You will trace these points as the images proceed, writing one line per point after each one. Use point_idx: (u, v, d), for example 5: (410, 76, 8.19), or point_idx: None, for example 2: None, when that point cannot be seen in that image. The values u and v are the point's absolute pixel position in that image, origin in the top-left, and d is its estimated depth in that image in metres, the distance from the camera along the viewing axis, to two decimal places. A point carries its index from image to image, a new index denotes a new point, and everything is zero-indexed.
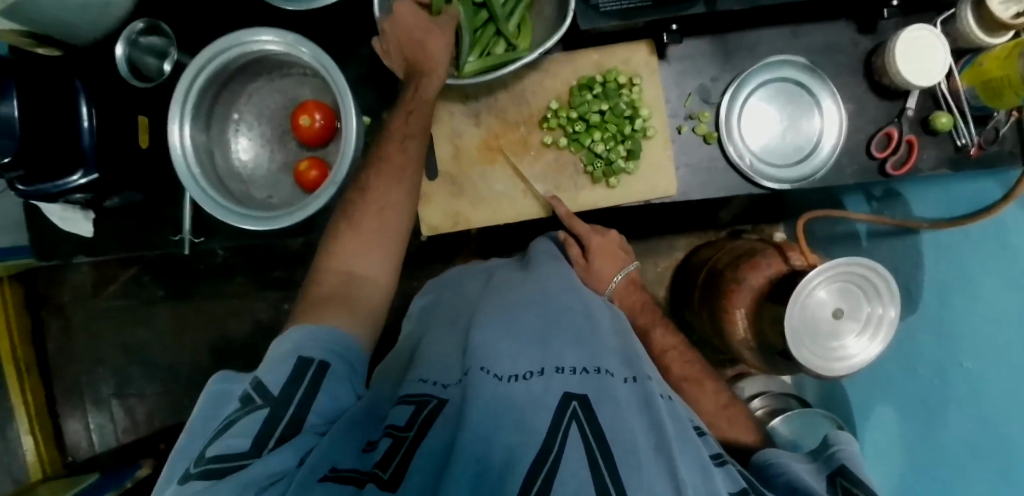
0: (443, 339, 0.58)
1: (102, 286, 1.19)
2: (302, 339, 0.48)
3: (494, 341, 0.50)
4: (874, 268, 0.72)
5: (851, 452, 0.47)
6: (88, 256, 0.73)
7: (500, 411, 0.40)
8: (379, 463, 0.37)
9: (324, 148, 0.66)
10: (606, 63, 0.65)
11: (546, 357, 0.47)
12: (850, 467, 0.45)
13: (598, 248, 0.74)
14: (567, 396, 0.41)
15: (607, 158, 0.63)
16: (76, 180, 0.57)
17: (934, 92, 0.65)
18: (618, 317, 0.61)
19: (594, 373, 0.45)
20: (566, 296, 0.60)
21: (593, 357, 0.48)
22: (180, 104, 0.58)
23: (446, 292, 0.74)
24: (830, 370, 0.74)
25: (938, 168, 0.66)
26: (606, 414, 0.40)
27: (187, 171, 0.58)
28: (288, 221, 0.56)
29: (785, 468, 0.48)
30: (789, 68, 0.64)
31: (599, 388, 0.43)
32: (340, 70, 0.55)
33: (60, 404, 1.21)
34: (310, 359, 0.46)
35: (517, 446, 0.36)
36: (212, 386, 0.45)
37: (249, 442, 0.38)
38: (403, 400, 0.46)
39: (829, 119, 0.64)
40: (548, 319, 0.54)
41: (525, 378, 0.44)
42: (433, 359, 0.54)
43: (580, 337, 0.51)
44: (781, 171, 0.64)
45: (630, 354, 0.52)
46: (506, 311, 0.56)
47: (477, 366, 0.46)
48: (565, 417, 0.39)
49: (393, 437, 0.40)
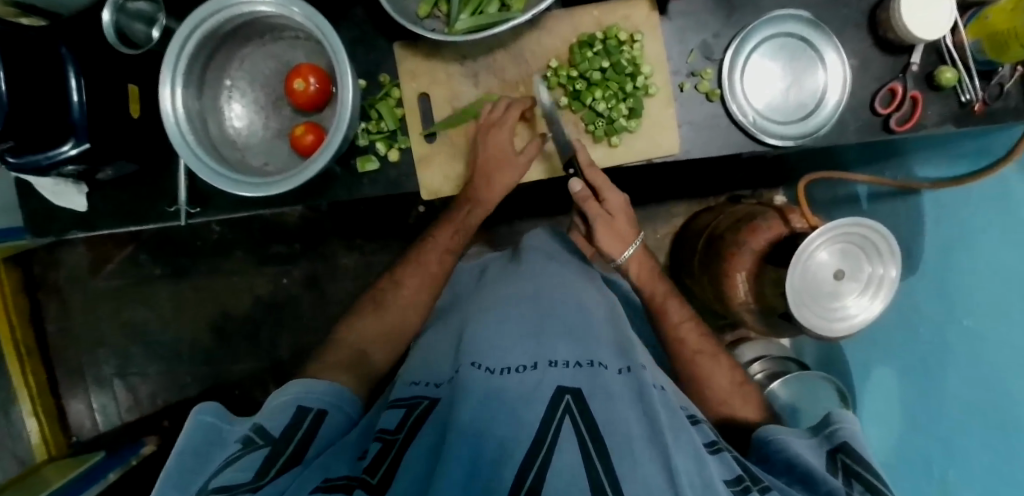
0: (437, 345, 0.59)
1: (100, 267, 1.19)
2: (300, 391, 0.52)
3: (487, 339, 0.51)
4: (872, 228, 0.72)
5: (850, 429, 0.49)
6: (84, 231, 0.72)
7: (492, 406, 0.40)
8: (368, 469, 0.38)
9: (320, 113, 0.65)
10: (606, 21, 0.63)
11: (539, 351, 0.48)
12: (851, 444, 0.47)
13: (614, 211, 0.65)
14: (561, 390, 0.42)
15: (608, 118, 0.62)
16: (66, 150, 0.56)
17: (938, 46, 0.64)
18: (613, 306, 0.62)
19: (588, 366, 0.46)
20: (559, 286, 0.61)
21: (586, 350, 0.49)
22: (170, 67, 0.56)
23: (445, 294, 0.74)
24: (830, 330, 0.74)
25: (942, 124, 0.65)
26: (597, 405, 0.40)
27: (180, 137, 0.57)
28: (283, 186, 0.55)
29: (783, 445, 0.49)
30: (792, 23, 0.63)
31: (592, 381, 0.44)
32: (336, 33, 0.53)
33: (62, 385, 1.20)
34: (308, 408, 0.50)
35: (509, 439, 0.37)
36: (196, 420, 0.46)
37: (250, 474, 0.39)
38: (392, 404, 0.48)
39: (832, 74, 0.63)
40: (541, 311, 0.56)
41: (519, 372, 0.45)
42: (427, 362, 0.56)
43: (572, 330, 0.52)
44: (784, 128, 0.63)
45: (625, 344, 0.53)
46: (500, 307, 0.57)
47: (467, 362, 0.48)
48: (557, 411, 0.39)
49: (382, 441, 0.41)
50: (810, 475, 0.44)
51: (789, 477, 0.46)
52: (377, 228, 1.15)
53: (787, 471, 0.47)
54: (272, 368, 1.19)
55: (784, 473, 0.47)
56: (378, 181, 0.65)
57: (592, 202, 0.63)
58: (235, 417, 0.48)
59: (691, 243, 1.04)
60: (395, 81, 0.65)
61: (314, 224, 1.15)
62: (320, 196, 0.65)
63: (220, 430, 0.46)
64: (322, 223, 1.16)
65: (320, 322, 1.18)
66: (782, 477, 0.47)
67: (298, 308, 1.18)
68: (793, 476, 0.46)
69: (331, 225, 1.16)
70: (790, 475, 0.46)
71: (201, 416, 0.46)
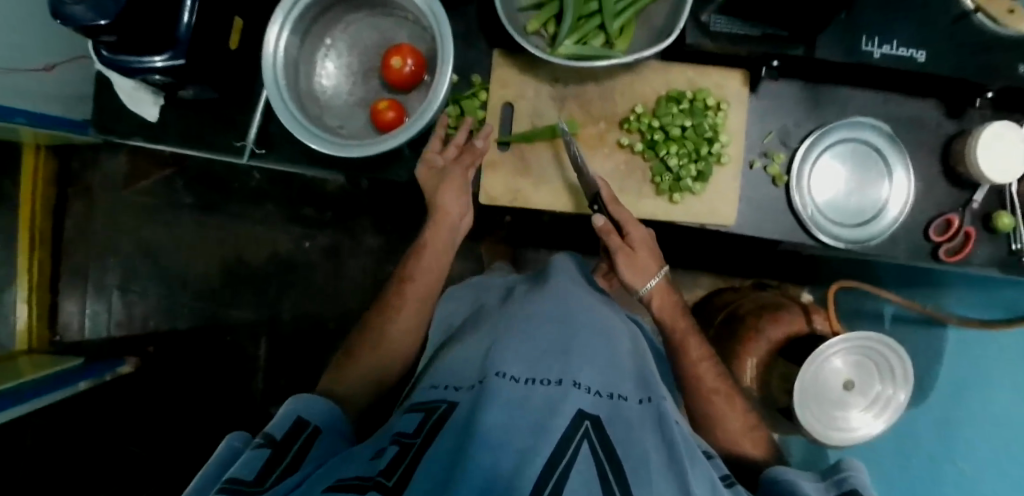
0: (456, 354, 0.59)
1: (134, 180, 1.20)
2: (301, 403, 0.51)
3: (510, 350, 0.51)
4: (892, 347, 0.73)
5: (862, 479, 0.47)
6: (146, 140, 0.73)
7: (514, 416, 0.40)
8: (384, 472, 0.38)
9: (406, 94, 0.66)
10: (698, 82, 0.65)
11: (563, 369, 0.48)
12: (861, 489, 0.45)
13: (638, 245, 0.64)
14: (580, 414, 0.42)
15: (676, 174, 0.63)
16: (155, 61, 0.57)
17: (1002, 190, 0.66)
18: (635, 339, 0.62)
19: (608, 397, 0.47)
20: (585, 310, 0.62)
21: (608, 380, 0.49)
22: (284, 11, 0.59)
23: (469, 302, 0.76)
24: (828, 439, 0.74)
25: (988, 266, 0.66)
26: (616, 435, 0.42)
27: (273, 78, 0.58)
28: (358, 152, 0.57)
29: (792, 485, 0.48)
30: (871, 132, 0.65)
31: (612, 412, 0.45)
32: (447, 21, 0.55)
33: (62, 282, 1.21)
34: (307, 421, 0.49)
35: (529, 450, 0.37)
36: (226, 444, 0.46)
37: (250, 474, 0.40)
38: (414, 407, 0.49)
39: (897, 189, 0.65)
40: (567, 331, 0.56)
41: (543, 384, 0.45)
42: (448, 367, 0.57)
43: (596, 356, 0.52)
44: (841, 230, 0.65)
45: (644, 377, 0.53)
46: (527, 322, 0.57)
47: (493, 372, 0.46)
48: (577, 432, 0.40)
49: (400, 446, 0.42)
50: None
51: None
52: (409, 218, 1.17)
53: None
54: (268, 323, 1.19)
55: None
56: None
57: (614, 235, 0.63)
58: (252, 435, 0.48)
59: (707, 317, 1.04)
60: (485, 84, 0.67)
61: (350, 197, 1.17)
62: (381, 171, 0.67)
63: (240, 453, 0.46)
64: (358, 200, 1.17)
65: (327, 294, 1.19)
66: None
67: (311, 274, 1.19)
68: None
69: (366, 203, 1.17)
70: None
71: (230, 441, 0.46)
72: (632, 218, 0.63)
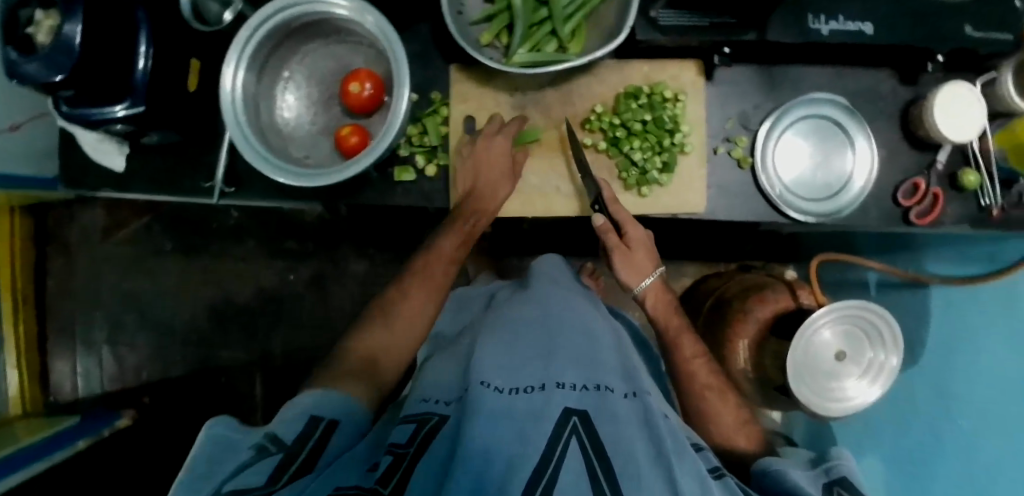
0: (444, 365, 0.60)
1: (112, 231, 1.19)
2: (314, 399, 0.50)
3: (492, 356, 0.51)
4: (878, 312, 0.73)
5: (849, 467, 0.49)
6: (115, 190, 0.73)
7: (500, 423, 0.41)
8: (381, 478, 0.39)
9: (368, 118, 0.67)
10: (654, 77, 0.66)
11: (547, 372, 0.49)
12: (850, 478, 0.48)
13: (637, 244, 0.65)
14: (568, 411, 0.43)
15: (642, 168, 0.65)
16: (117, 111, 0.57)
17: (965, 149, 0.66)
18: (619, 336, 0.63)
19: (594, 390, 0.47)
20: (567, 311, 0.62)
21: (592, 375, 0.50)
22: (238, 49, 0.59)
23: (455, 315, 0.76)
24: (825, 409, 0.74)
25: (960, 224, 0.67)
26: (604, 429, 0.42)
27: (234, 116, 0.59)
28: (325, 181, 0.57)
29: (783, 476, 0.48)
30: (829, 106, 0.66)
31: (599, 405, 0.45)
32: (399, 39, 0.55)
33: (50, 343, 1.20)
34: (322, 417, 0.48)
35: (517, 457, 0.37)
36: (208, 432, 0.44)
37: (261, 479, 0.38)
38: (405, 419, 0.48)
39: (860, 159, 0.65)
40: (550, 334, 0.56)
41: (527, 392, 0.46)
42: (435, 379, 0.57)
43: (580, 355, 0.53)
44: (810, 205, 0.65)
45: (630, 369, 0.54)
46: (509, 327, 0.58)
47: (477, 381, 0.47)
48: (565, 430, 0.41)
49: (393, 455, 0.41)
50: None
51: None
52: (392, 240, 1.17)
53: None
54: (262, 361, 1.18)
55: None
56: (412, 192, 0.68)
57: (613, 234, 0.65)
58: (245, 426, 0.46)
59: (697, 305, 1.05)
60: (445, 100, 0.68)
61: (331, 225, 1.17)
62: (351, 196, 0.67)
63: (235, 441, 0.44)
64: (338, 226, 1.17)
65: (318, 324, 1.18)
66: None
67: (299, 306, 1.19)
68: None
69: (346, 229, 1.17)
70: None
71: (214, 427, 0.45)
72: (631, 219, 0.64)
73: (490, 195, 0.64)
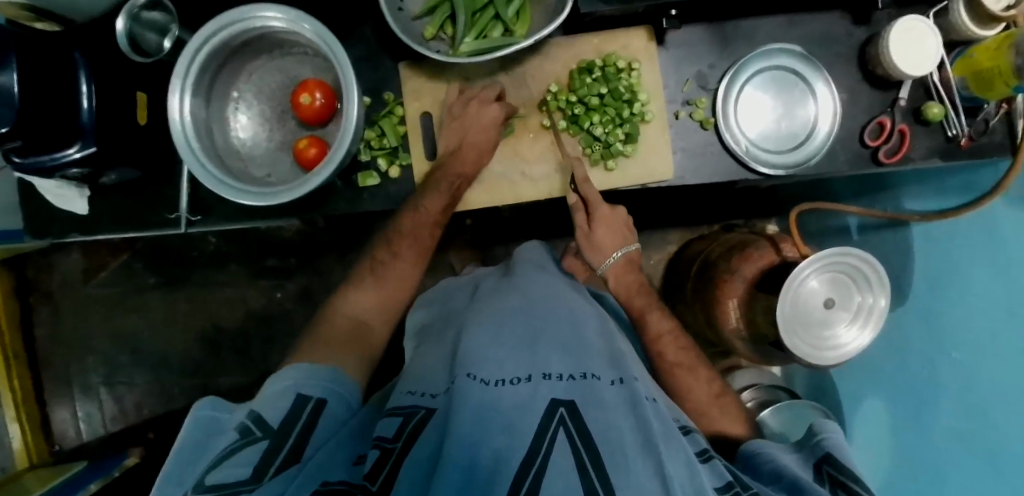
0: (431, 356, 0.60)
1: (93, 274, 1.19)
2: (299, 376, 0.50)
3: (480, 350, 0.51)
4: (861, 257, 0.73)
5: (838, 439, 0.50)
6: (82, 235, 0.72)
7: (489, 416, 0.40)
8: (370, 474, 0.39)
9: (324, 127, 0.66)
10: (605, 49, 0.65)
11: (533, 363, 0.48)
12: (835, 454, 0.48)
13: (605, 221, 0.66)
14: (555, 402, 0.42)
15: (605, 142, 0.64)
16: (71, 153, 0.56)
17: (926, 81, 0.65)
18: (605, 321, 0.63)
19: (581, 378, 0.47)
20: (552, 300, 0.62)
21: (579, 363, 0.49)
22: (181, 76, 0.57)
23: (436, 308, 0.76)
24: (821, 359, 0.74)
25: (929, 159, 0.66)
26: (591, 417, 0.41)
27: (186, 143, 0.58)
28: (286, 198, 0.56)
29: (773, 457, 0.49)
30: (785, 57, 0.65)
31: (586, 394, 0.44)
32: (343, 49, 0.54)
33: (47, 392, 1.19)
34: (308, 396, 0.48)
35: (505, 449, 0.37)
36: (195, 415, 0.45)
37: (247, 470, 0.39)
38: (392, 411, 0.48)
39: (823, 105, 0.65)
40: (533, 324, 0.56)
41: (514, 384, 0.45)
42: (421, 374, 0.56)
43: (566, 344, 0.52)
44: (777, 157, 0.65)
45: (616, 357, 0.53)
46: (494, 319, 0.57)
47: (464, 373, 0.47)
48: (552, 422, 0.40)
49: (381, 448, 0.42)
50: (796, 484, 0.44)
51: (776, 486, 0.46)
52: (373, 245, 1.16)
53: (776, 481, 0.46)
54: (260, 381, 1.18)
55: (770, 482, 0.47)
56: (378, 195, 0.67)
57: (579, 212, 0.66)
58: (234, 404, 0.47)
59: (684, 269, 1.05)
60: (399, 99, 0.67)
61: (311, 238, 1.16)
62: (319, 208, 0.67)
63: (222, 423, 0.45)
64: (318, 238, 1.16)
65: None
66: (768, 487, 0.47)
67: (290, 323, 1.18)
68: (780, 485, 0.46)
69: (327, 240, 1.16)
70: (775, 482, 0.46)
71: (198, 411, 0.46)
72: (599, 197, 0.65)
73: (462, 169, 0.63)
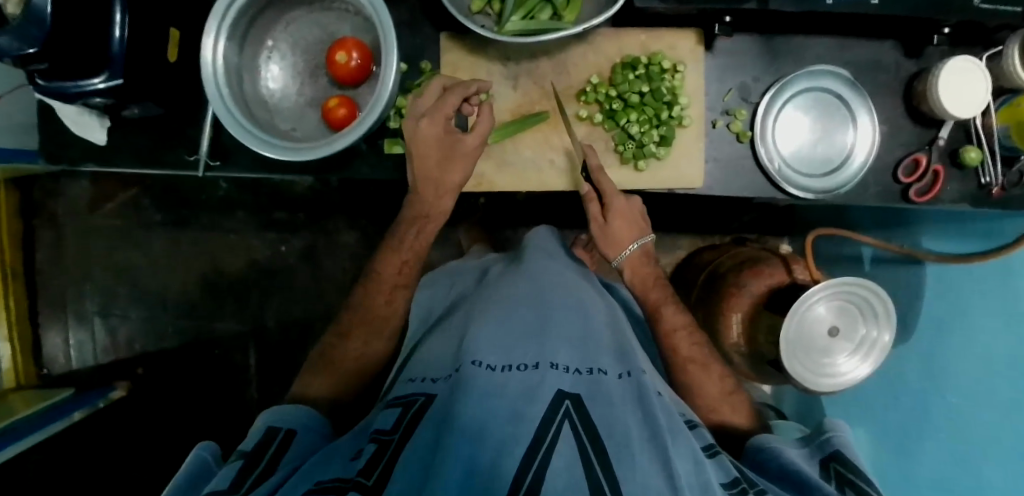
0: (436, 340, 0.60)
1: (99, 203, 1.18)
2: (271, 416, 0.52)
3: (486, 337, 0.50)
4: (872, 290, 0.73)
5: (843, 437, 0.51)
6: (98, 165, 0.71)
7: (493, 404, 0.40)
8: (363, 471, 0.39)
9: (356, 89, 0.65)
10: (651, 47, 0.64)
11: (541, 352, 0.48)
12: (843, 452, 0.49)
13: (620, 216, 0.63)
14: (561, 394, 0.42)
15: (638, 141, 0.63)
16: (96, 83, 0.54)
17: (967, 124, 0.64)
18: (614, 313, 0.63)
19: (588, 374, 0.47)
20: (562, 290, 0.61)
21: (587, 358, 0.49)
22: (218, 17, 0.56)
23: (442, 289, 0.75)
24: (817, 385, 0.74)
25: (958, 203, 0.66)
26: (595, 413, 0.41)
27: (216, 87, 0.56)
28: (308, 154, 0.55)
29: (777, 453, 0.50)
30: (831, 79, 0.64)
31: (592, 388, 0.44)
32: (387, 10, 0.52)
33: (41, 315, 1.19)
34: (279, 428, 0.50)
35: (508, 438, 0.37)
36: (194, 455, 0.46)
37: (226, 484, 0.40)
38: (391, 403, 0.49)
39: (862, 134, 0.64)
40: (542, 311, 0.55)
41: (520, 370, 0.45)
42: (427, 357, 0.57)
43: (574, 336, 0.52)
44: (808, 180, 0.64)
45: (623, 350, 0.54)
46: (503, 305, 0.57)
47: (468, 360, 0.47)
48: (557, 414, 0.40)
49: (378, 443, 0.42)
50: (804, 480, 0.45)
51: (783, 484, 0.47)
52: (383, 212, 1.16)
53: (783, 478, 0.48)
54: (254, 332, 1.18)
55: (779, 479, 0.48)
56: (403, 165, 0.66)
57: (593, 204, 0.64)
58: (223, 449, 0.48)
59: (691, 278, 1.05)
60: (435, 70, 0.65)
61: (321, 198, 1.15)
62: (341, 171, 0.66)
63: (214, 471, 0.45)
64: (329, 198, 1.15)
65: (311, 296, 1.18)
66: (776, 485, 0.48)
67: (291, 279, 1.18)
68: (787, 481, 0.47)
69: (338, 201, 1.15)
70: (782, 480, 0.47)
71: (199, 452, 0.46)
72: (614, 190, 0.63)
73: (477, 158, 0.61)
